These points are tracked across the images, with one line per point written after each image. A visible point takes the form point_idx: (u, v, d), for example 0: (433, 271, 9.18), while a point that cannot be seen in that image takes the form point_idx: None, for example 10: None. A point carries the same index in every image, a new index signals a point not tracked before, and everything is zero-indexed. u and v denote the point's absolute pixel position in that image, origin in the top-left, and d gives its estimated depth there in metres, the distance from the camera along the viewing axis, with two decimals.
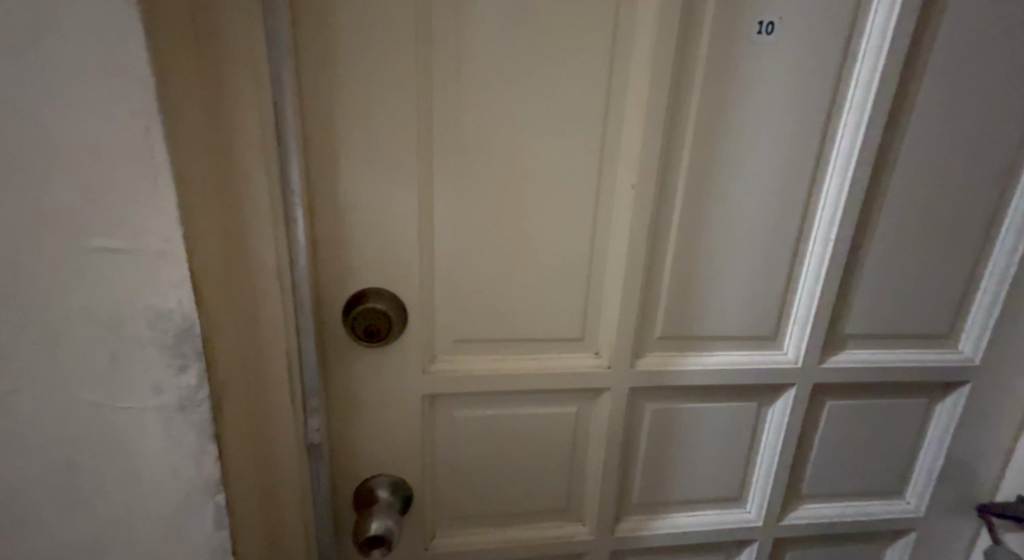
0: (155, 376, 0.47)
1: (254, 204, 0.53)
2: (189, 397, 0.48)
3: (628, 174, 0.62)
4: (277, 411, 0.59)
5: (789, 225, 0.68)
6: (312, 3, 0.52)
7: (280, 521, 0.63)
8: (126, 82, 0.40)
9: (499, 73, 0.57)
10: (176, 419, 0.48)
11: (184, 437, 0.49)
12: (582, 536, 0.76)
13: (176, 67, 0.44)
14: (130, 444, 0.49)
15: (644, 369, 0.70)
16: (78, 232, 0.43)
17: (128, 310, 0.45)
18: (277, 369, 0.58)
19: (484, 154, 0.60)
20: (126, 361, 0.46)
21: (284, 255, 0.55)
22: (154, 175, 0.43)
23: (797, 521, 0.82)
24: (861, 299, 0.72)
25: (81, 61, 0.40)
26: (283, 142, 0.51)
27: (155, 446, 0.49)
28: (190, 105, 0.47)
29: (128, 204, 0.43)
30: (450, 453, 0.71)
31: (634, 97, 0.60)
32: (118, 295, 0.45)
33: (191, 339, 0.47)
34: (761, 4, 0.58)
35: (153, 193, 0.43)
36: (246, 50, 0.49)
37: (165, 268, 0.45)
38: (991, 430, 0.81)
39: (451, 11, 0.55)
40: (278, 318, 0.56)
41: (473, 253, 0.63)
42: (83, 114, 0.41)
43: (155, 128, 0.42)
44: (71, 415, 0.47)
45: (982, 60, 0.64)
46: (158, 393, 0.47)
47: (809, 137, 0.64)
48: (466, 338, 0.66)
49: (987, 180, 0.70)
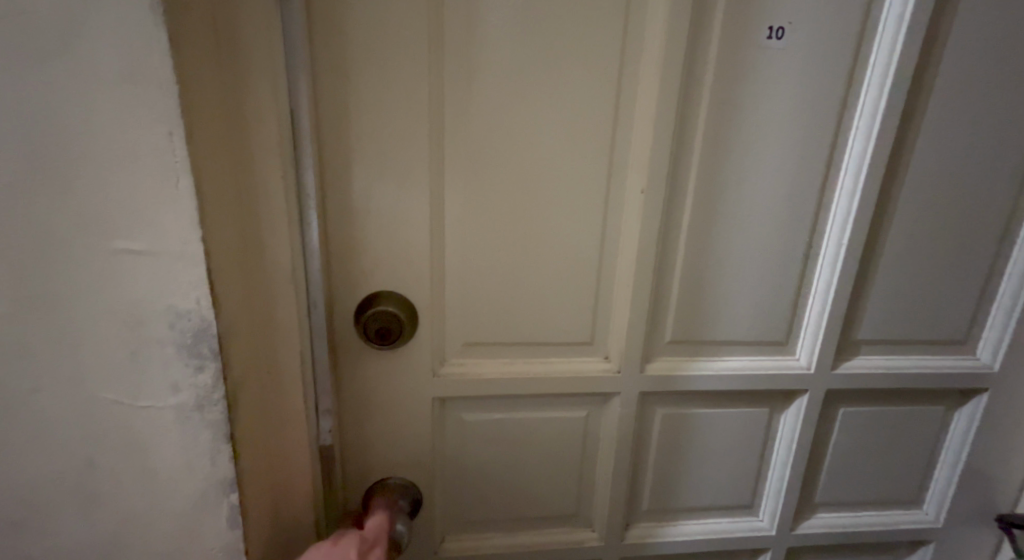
0: (172, 375, 0.48)
1: (271, 208, 0.54)
2: (206, 396, 0.49)
3: (638, 178, 0.62)
4: (290, 410, 0.60)
5: (800, 228, 0.67)
6: (327, 11, 0.54)
7: (291, 522, 0.64)
8: (151, 89, 0.42)
9: (509, 78, 0.58)
10: (193, 417, 0.49)
11: (199, 436, 0.50)
12: (592, 542, 0.76)
13: (200, 73, 0.46)
14: (147, 442, 0.50)
15: (654, 373, 0.69)
16: (101, 236, 0.44)
17: (148, 310, 0.46)
18: (290, 369, 0.59)
19: (493, 158, 0.61)
20: (144, 359, 0.47)
21: (298, 258, 0.56)
22: (175, 178, 0.44)
23: (811, 530, 0.81)
24: (874, 304, 0.72)
25: (109, 68, 0.41)
26: (298, 145, 0.53)
27: (171, 444, 0.50)
28: (211, 110, 0.48)
29: (148, 207, 0.44)
30: (460, 455, 0.71)
31: (644, 101, 0.60)
32: (137, 294, 0.46)
33: (208, 339, 0.48)
34: (771, 10, 0.59)
35: (173, 196, 0.44)
36: (265, 57, 0.51)
37: (184, 269, 0.46)
38: (1010, 440, 0.79)
39: (463, 18, 0.56)
40: (292, 319, 0.58)
41: (482, 255, 0.64)
42: (109, 120, 0.42)
43: (177, 133, 0.43)
44: (90, 413, 0.48)
45: (996, 62, 0.64)
46: (175, 392, 0.49)
47: (819, 140, 0.64)
48: (476, 340, 0.67)
49: (1003, 183, 0.69)
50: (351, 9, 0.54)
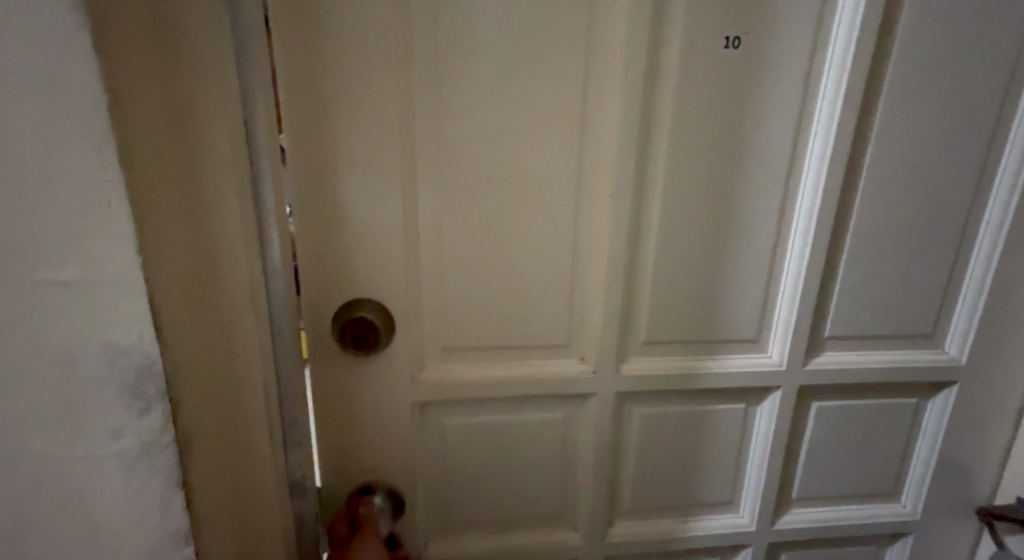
0: (114, 417, 0.47)
1: (224, 226, 0.55)
2: (153, 438, 0.48)
3: (605, 183, 0.65)
4: (252, 424, 0.61)
5: (766, 229, 0.70)
6: (299, 29, 0.56)
7: (258, 536, 0.64)
8: (78, 108, 0.40)
9: (476, 90, 0.60)
10: (139, 462, 0.48)
11: (148, 477, 0.49)
12: (574, 541, 0.77)
13: (136, 96, 0.45)
14: (91, 481, 0.49)
15: (629, 373, 0.71)
16: (31, 266, 0.43)
17: (84, 349, 0.45)
18: (251, 384, 0.60)
19: (465, 168, 0.63)
20: (82, 402, 0.46)
21: (257, 274, 0.58)
22: (108, 200, 0.42)
23: (790, 524, 0.83)
24: (843, 301, 0.74)
25: (27, 84, 0.39)
26: (253, 162, 0.55)
27: (117, 486, 0.49)
28: (157, 133, 0.48)
29: (81, 232, 0.43)
30: (441, 459, 0.72)
31: (608, 110, 0.63)
32: (76, 333, 0.45)
33: (151, 378, 0.47)
34: (726, 20, 0.61)
35: (107, 219, 0.43)
36: (213, 71, 0.52)
37: (122, 301, 0.44)
38: (982, 431, 0.81)
39: (431, 33, 0.58)
40: (252, 334, 0.59)
41: (458, 262, 0.65)
42: (31, 139, 0.40)
43: (108, 150, 0.41)
44: (29, 453, 0.47)
45: (947, 66, 0.66)
46: (118, 436, 0.47)
47: (779, 143, 0.67)
48: (455, 345, 0.68)
49: (961, 182, 0.71)
50: (321, 27, 0.56)
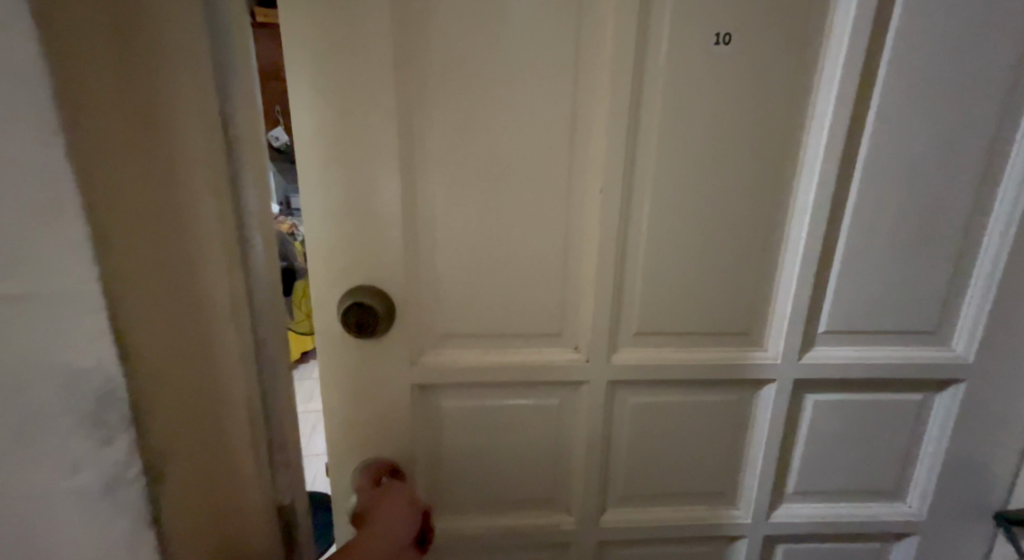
0: (71, 447, 0.42)
1: (197, 226, 0.55)
2: (118, 474, 0.44)
3: (596, 178, 0.67)
4: (230, 420, 0.61)
5: (761, 224, 0.71)
6: (300, 25, 0.58)
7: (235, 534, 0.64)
8: (17, 95, 0.36)
9: (471, 88, 0.63)
10: (100, 499, 0.44)
11: (109, 515, 0.44)
12: (567, 525, 0.80)
13: (90, 100, 0.43)
14: (43, 523, 0.43)
15: (621, 363, 0.74)
16: None
17: (31, 376, 0.40)
18: (228, 382, 0.60)
19: (461, 164, 0.65)
20: (28, 436, 0.41)
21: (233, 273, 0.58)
22: (58, 201, 0.39)
23: (786, 518, 0.83)
24: (840, 296, 0.74)
25: None
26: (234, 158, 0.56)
27: (75, 526, 0.44)
28: (118, 135, 0.47)
29: (27, 237, 0.38)
30: (440, 442, 0.76)
31: (599, 106, 0.65)
32: (22, 357, 0.40)
33: (116, 404, 0.43)
34: (716, 17, 0.63)
35: (57, 221, 0.39)
36: (184, 69, 0.51)
37: (80, 319, 0.41)
38: (993, 432, 0.80)
39: (428, 33, 0.61)
40: (229, 332, 0.59)
41: (454, 254, 0.68)
42: None
43: (55, 144, 0.38)
44: None
45: (949, 59, 0.66)
46: (76, 472, 0.43)
47: (772, 138, 0.68)
48: (452, 333, 0.71)
49: (965, 178, 0.70)
50: (322, 24, 0.58)
